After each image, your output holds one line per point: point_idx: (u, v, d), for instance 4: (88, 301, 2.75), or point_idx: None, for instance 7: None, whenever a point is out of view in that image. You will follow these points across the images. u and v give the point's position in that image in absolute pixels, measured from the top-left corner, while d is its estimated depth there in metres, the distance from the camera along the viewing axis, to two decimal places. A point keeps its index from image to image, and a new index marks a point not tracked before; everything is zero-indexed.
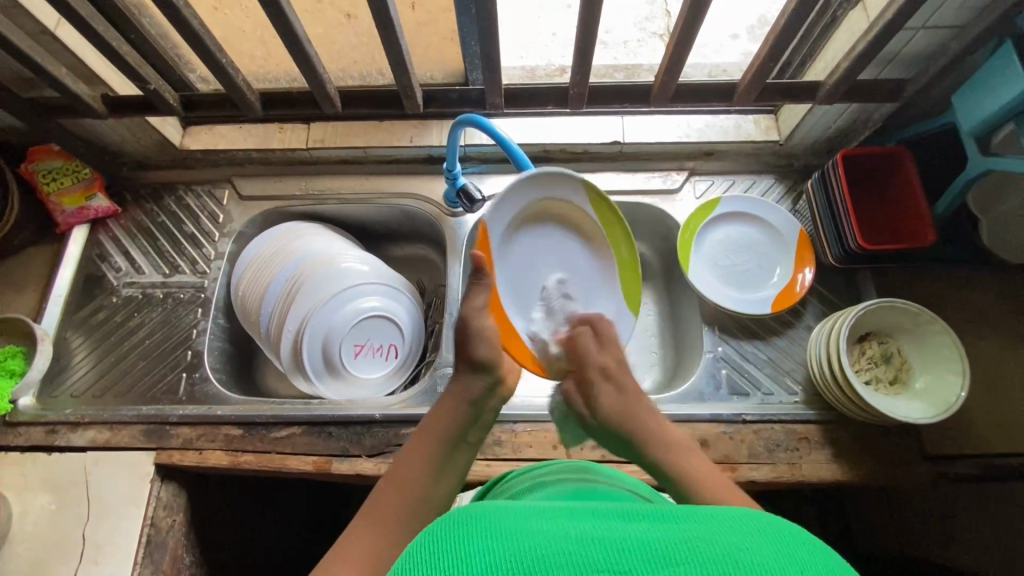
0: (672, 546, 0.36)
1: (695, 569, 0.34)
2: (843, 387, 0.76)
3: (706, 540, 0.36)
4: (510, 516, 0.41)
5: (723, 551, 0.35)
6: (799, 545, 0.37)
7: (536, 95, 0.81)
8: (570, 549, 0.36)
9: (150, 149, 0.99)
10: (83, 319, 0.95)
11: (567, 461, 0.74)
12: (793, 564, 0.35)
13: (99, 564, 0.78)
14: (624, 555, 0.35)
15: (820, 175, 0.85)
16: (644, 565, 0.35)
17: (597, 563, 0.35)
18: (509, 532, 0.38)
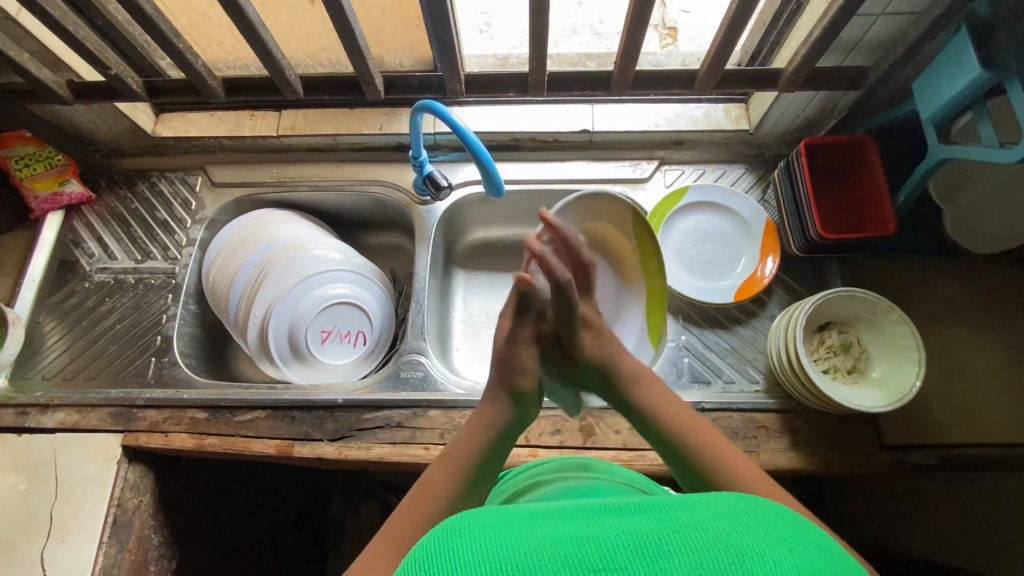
0: (666, 537, 0.36)
1: (689, 559, 0.35)
2: (800, 377, 0.76)
3: (698, 528, 0.37)
4: (505, 523, 0.41)
5: (713, 537, 0.36)
6: (784, 520, 0.38)
7: (498, 82, 0.81)
8: (565, 552, 0.36)
9: (123, 136, 1.00)
10: (56, 303, 0.97)
11: (531, 466, 0.75)
12: (783, 543, 0.36)
13: (65, 541, 0.80)
14: (618, 552, 0.36)
15: (786, 165, 0.85)
16: (637, 559, 0.35)
17: (594, 562, 0.35)
18: (502, 539, 0.38)
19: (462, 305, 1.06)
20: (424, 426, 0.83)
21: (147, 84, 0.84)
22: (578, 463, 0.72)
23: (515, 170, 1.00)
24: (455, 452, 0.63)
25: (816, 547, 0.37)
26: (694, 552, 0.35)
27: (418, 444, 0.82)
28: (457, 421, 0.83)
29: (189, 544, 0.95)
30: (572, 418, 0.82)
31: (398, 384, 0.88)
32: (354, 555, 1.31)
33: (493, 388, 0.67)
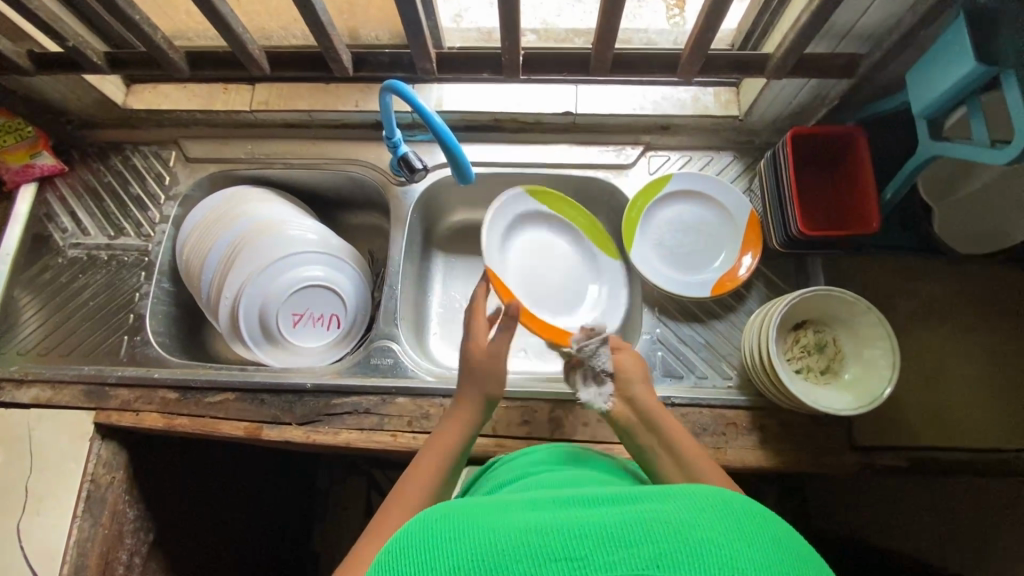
0: (627, 527, 0.36)
1: (648, 551, 0.34)
2: (772, 378, 0.74)
3: (657, 518, 0.36)
4: (472, 512, 0.40)
5: (673, 527, 0.36)
6: (740, 509, 0.38)
7: (471, 61, 0.76)
8: (530, 539, 0.36)
9: (93, 108, 0.98)
10: (30, 278, 0.96)
11: (512, 457, 0.74)
12: (738, 536, 0.36)
13: (40, 515, 0.82)
14: (580, 540, 0.35)
15: (772, 155, 0.82)
16: (597, 547, 0.35)
17: (555, 550, 0.35)
18: (466, 528, 0.38)
19: (441, 289, 1.07)
20: (392, 413, 0.83)
21: (108, 55, 0.81)
22: (555, 454, 0.71)
23: (495, 152, 0.96)
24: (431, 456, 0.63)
25: (771, 541, 0.37)
26: (654, 542, 0.35)
27: (386, 431, 0.82)
28: (426, 409, 0.83)
29: (167, 518, 0.98)
30: (541, 409, 0.82)
31: (369, 369, 0.87)
32: (338, 526, 1.35)
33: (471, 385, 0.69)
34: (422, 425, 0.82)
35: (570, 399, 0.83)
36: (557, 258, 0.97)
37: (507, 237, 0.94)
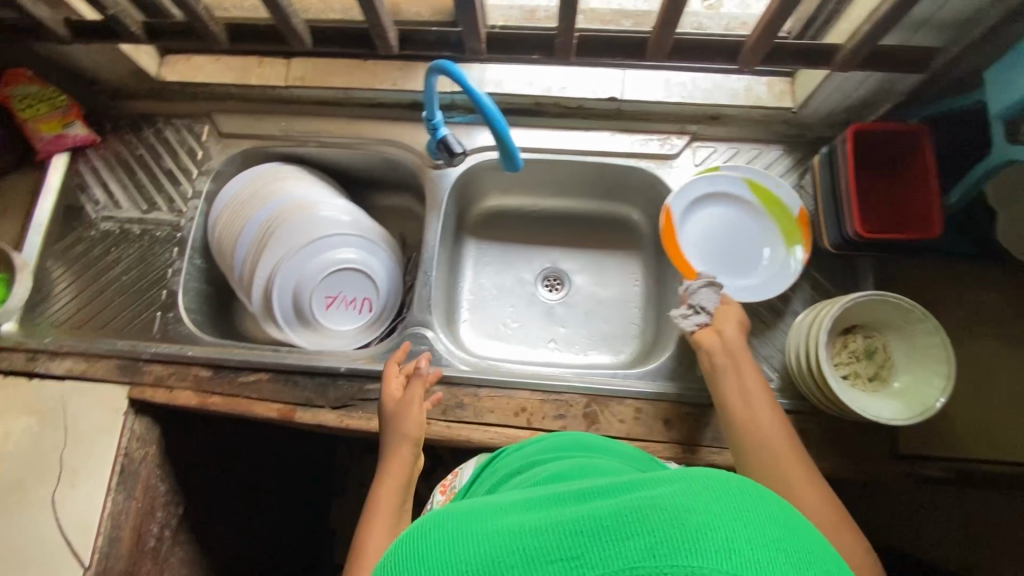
0: (621, 516, 0.32)
1: (643, 542, 0.30)
2: (819, 383, 0.72)
3: (656, 502, 0.32)
4: (466, 516, 0.38)
5: (669, 510, 0.32)
6: (750, 494, 0.33)
7: (522, 41, 0.73)
8: (521, 543, 0.33)
9: (127, 78, 0.96)
10: (63, 250, 0.96)
11: (522, 443, 0.74)
12: (745, 519, 0.32)
13: (76, 487, 0.83)
14: (573, 538, 0.32)
15: (829, 150, 0.78)
16: (592, 543, 0.31)
17: (548, 552, 0.32)
18: (458, 532, 0.36)
19: (472, 276, 1.06)
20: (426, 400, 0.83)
21: (147, 24, 0.78)
22: (564, 440, 0.70)
23: (535, 137, 0.93)
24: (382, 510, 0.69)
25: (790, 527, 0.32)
26: (651, 531, 0.31)
27: None
28: (460, 398, 0.83)
29: (193, 492, 0.98)
30: (577, 404, 0.81)
31: (403, 356, 0.86)
32: (355, 505, 1.35)
33: (399, 438, 0.74)
34: (456, 414, 0.82)
35: (607, 394, 0.81)
36: (749, 236, 0.87)
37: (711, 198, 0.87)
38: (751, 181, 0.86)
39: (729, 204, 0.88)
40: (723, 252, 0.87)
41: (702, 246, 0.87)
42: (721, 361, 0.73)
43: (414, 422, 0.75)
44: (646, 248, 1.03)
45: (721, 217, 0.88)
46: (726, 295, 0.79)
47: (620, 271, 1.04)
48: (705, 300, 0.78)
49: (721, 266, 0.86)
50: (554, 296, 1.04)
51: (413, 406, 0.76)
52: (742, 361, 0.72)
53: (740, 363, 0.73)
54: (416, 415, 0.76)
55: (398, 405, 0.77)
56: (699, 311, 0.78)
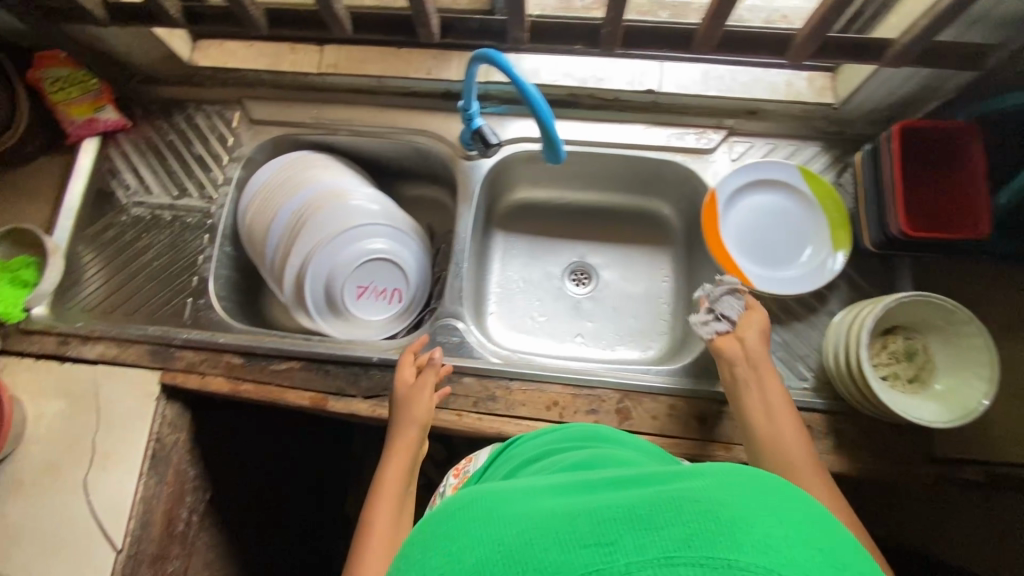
0: (656, 509, 0.32)
1: (677, 532, 0.30)
2: (859, 383, 0.71)
3: (690, 499, 0.33)
4: (498, 500, 0.38)
5: (707, 506, 0.32)
6: (781, 498, 0.34)
7: (565, 31, 0.71)
8: (555, 526, 0.33)
9: (159, 62, 0.95)
10: (94, 235, 0.96)
11: (537, 432, 0.74)
12: (778, 519, 0.32)
13: (107, 471, 0.83)
14: (608, 525, 0.32)
15: (873, 148, 0.78)
16: (626, 531, 0.31)
17: (582, 536, 0.32)
18: (490, 515, 0.36)
19: (499, 268, 1.05)
20: (457, 392, 0.82)
21: (186, 8, 0.78)
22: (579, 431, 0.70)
23: (569, 129, 0.92)
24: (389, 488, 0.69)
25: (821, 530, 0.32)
26: (688, 522, 0.31)
27: (451, 410, 0.82)
28: (492, 391, 0.82)
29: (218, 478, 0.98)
30: (610, 399, 0.81)
31: (434, 347, 0.86)
32: None
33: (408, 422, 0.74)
34: (487, 407, 0.81)
35: (640, 390, 0.81)
36: (794, 230, 0.85)
37: (759, 188, 0.86)
38: (805, 172, 0.85)
39: (777, 196, 0.86)
40: (765, 243, 0.86)
41: (746, 235, 0.86)
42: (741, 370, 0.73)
43: (423, 407, 0.75)
44: (676, 243, 1.02)
45: (767, 209, 0.86)
46: (749, 301, 0.78)
47: (649, 267, 1.03)
48: (727, 308, 0.77)
49: (762, 254, 0.86)
50: (581, 291, 1.04)
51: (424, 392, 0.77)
52: (768, 380, 0.71)
53: (763, 378, 0.72)
54: (426, 402, 0.76)
55: (409, 389, 0.77)
56: (721, 318, 0.76)
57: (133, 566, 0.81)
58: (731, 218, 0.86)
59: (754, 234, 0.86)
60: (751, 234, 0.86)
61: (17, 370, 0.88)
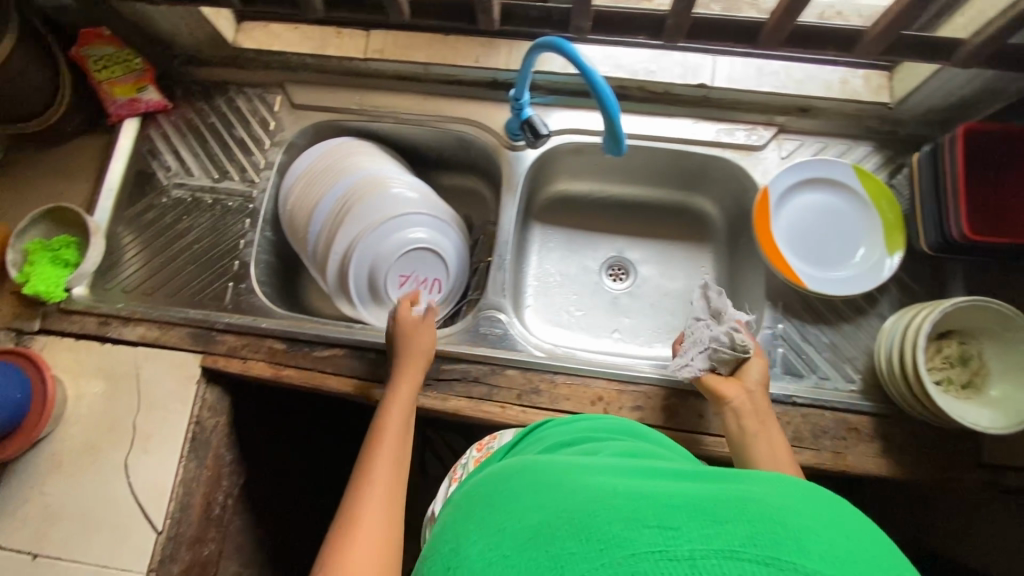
0: (719, 506, 0.33)
1: (744, 528, 0.31)
2: (915, 387, 0.71)
3: (753, 501, 0.34)
4: (558, 484, 0.40)
5: (774, 514, 0.32)
6: (840, 513, 0.35)
7: (631, 21, 0.70)
8: (619, 506, 0.34)
9: (203, 43, 0.94)
10: (134, 216, 0.95)
11: (566, 419, 0.72)
12: (841, 532, 0.33)
13: (148, 453, 0.83)
14: (672, 512, 0.33)
15: (932, 150, 0.77)
16: (691, 520, 0.32)
17: (647, 517, 0.32)
18: (552, 497, 0.38)
19: (536, 261, 1.04)
20: (501, 384, 0.82)
21: None
22: (612, 424, 0.68)
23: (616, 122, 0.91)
24: (388, 439, 0.69)
25: (876, 545, 0.33)
26: (753, 524, 0.32)
27: (494, 402, 0.81)
28: (536, 384, 0.82)
29: (252, 463, 0.98)
30: (655, 396, 0.80)
31: (477, 338, 0.86)
32: None
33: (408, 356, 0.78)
34: (531, 400, 0.81)
35: (685, 388, 0.80)
36: (844, 231, 0.85)
37: (809, 187, 0.86)
38: (859, 171, 0.84)
39: (828, 195, 0.86)
40: (813, 241, 0.86)
41: (795, 233, 0.86)
42: (738, 412, 0.72)
43: (421, 341, 0.79)
44: (718, 241, 1.01)
45: (816, 208, 0.86)
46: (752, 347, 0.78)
47: (688, 263, 1.02)
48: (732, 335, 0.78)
49: (811, 252, 0.85)
50: (619, 286, 1.02)
51: (418, 337, 0.79)
52: (773, 433, 0.69)
53: (767, 429, 0.70)
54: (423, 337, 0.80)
55: (401, 325, 0.80)
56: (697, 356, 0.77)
57: (173, 548, 0.81)
58: (781, 215, 0.86)
59: (803, 232, 0.86)
60: (800, 232, 0.86)
61: (58, 349, 0.87)
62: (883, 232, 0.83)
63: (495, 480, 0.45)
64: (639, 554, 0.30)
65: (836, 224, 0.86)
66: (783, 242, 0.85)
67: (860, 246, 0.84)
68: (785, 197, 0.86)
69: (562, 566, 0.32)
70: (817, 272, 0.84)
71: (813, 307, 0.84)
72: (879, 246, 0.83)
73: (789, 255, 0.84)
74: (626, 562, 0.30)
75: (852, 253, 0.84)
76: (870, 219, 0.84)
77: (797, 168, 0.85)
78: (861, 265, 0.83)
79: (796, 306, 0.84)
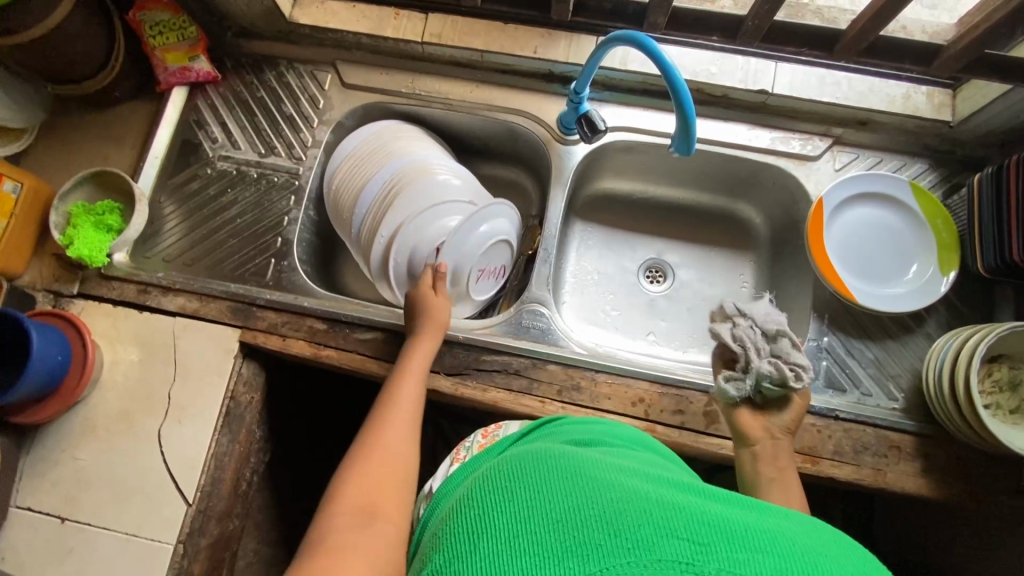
0: (750, 532, 0.35)
1: (772, 559, 0.34)
2: (966, 410, 0.70)
3: (783, 535, 0.36)
4: (592, 470, 0.41)
5: (801, 551, 0.35)
6: (862, 558, 0.36)
7: (700, 21, 0.84)
8: (650, 510, 0.36)
9: (258, 17, 0.93)
10: (177, 185, 0.94)
11: (586, 419, 0.66)
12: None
13: (182, 423, 0.82)
14: (705, 529, 0.35)
15: (996, 170, 0.76)
16: (721, 542, 0.34)
17: (679, 528, 0.35)
18: (585, 483, 0.39)
19: (575, 258, 1.04)
20: (542, 378, 0.81)
21: None
22: (631, 433, 0.64)
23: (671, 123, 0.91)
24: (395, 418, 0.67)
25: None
26: (780, 557, 0.34)
27: (534, 396, 0.81)
28: (577, 381, 0.81)
29: (279, 441, 0.98)
30: (695, 401, 0.80)
31: (519, 331, 0.85)
32: None
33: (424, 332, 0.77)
34: (571, 397, 0.80)
35: None
36: (900, 249, 0.85)
37: (862, 202, 0.86)
38: (915, 189, 0.84)
39: (882, 213, 0.85)
40: (867, 258, 0.85)
41: (849, 248, 0.85)
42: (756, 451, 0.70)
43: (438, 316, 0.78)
44: (760, 250, 1.00)
45: (867, 224, 0.86)
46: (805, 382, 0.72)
47: (729, 271, 1.01)
48: (794, 352, 0.70)
49: (864, 269, 0.85)
50: (657, 289, 1.01)
51: (434, 307, 0.78)
52: (790, 481, 0.67)
53: (784, 476, 0.67)
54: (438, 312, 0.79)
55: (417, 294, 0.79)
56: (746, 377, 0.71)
57: (202, 521, 0.81)
58: (833, 230, 0.85)
59: (858, 248, 0.85)
60: (856, 247, 0.85)
61: (97, 314, 0.87)
62: (936, 251, 0.83)
63: (518, 455, 0.45)
64: (665, 561, 0.33)
65: (890, 241, 0.85)
66: (837, 257, 0.85)
67: (916, 264, 0.84)
68: (839, 211, 0.85)
69: (588, 553, 0.34)
70: (874, 289, 0.83)
71: (860, 322, 0.83)
72: (931, 265, 0.83)
73: (842, 270, 0.84)
74: (650, 565, 0.33)
75: (909, 271, 0.84)
76: (924, 237, 0.84)
77: (850, 182, 0.85)
78: (918, 283, 0.83)
79: (843, 320, 0.84)
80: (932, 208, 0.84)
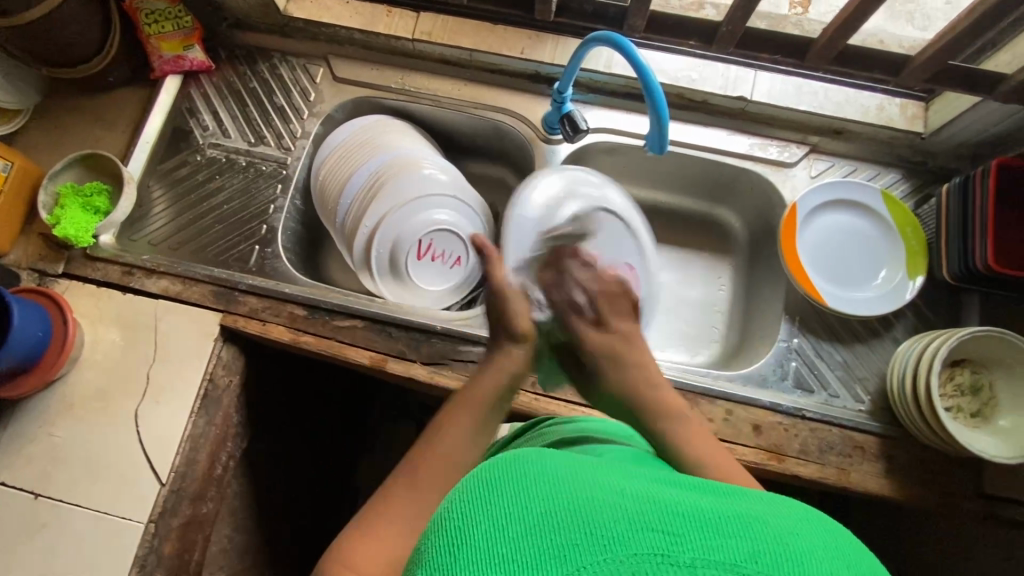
0: (722, 518, 0.36)
1: (746, 544, 0.34)
2: (926, 413, 0.72)
3: (758, 519, 0.36)
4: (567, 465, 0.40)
5: (774, 532, 0.35)
6: (830, 532, 0.38)
7: (681, 26, 0.86)
8: (626, 505, 0.36)
9: (253, 9, 0.95)
10: (166, 171, 0.96)
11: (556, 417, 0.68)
12: (839, 555, 0.36)
13: (159, 403, 0.83)
14: (679, 519, 0.35)
15: (963, 180, 0.78)
16: (695, 531, 0.35)
17: (653, 521, 0.35)
18: (562, 479, 0.38)
19: None
20: None
21: None
22: (603, 425, 0.67)
23: None
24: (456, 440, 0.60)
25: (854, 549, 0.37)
26: (753, 540, 0.35)
27: None
28: None
29: (258, 427, 0.99)
30: None
31: None
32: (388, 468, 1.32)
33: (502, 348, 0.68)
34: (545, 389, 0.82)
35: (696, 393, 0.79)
36: (873, 255, 0.87)
37: (836, 209, 0.88)
38: (887, 198, 0.86)
39: (856, 219, 0.88)
40: (839, 263, 0.87)
41: (823, 253, 0.87)
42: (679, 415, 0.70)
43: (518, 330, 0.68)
44: (738, 254, 1.02)
45: (839, 229, 0.88)
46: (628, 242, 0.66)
47: (708, 274, 1.03)
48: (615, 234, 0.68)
49: (835, 274, 0.87)
50: None
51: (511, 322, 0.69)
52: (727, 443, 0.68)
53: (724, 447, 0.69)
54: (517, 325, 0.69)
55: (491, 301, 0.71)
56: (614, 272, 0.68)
57: (175, 501, 0.81)
58: (807, 235, 0.87)
59: (834, 253, 0.87)
60: (830, 252, 0.87)
61: (80, 295, 0.88)
62: (904, 257, 0.85)
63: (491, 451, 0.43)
64: (641, 555, 0.34)
65: (862, 247, 0.87)
66: (809, 261, 0.87)
67: (886, 270, 0.86)
68: (814, 217, 0.88)
69: (568, 555, 0.34)
70: (845, 293, 0.85)
71: (828, 325, 0.85)
72: (898, 271, 0.85)
73: (813, 274, 0.86)
74: (626, 560, 0.34)
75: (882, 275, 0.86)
76: (895, 244, 0.86)
77: (823, 189, 0.87)
78: (888, 288, 0.85)
79: (812, 321, 0.86)
80: (902, 216, 0.86)
